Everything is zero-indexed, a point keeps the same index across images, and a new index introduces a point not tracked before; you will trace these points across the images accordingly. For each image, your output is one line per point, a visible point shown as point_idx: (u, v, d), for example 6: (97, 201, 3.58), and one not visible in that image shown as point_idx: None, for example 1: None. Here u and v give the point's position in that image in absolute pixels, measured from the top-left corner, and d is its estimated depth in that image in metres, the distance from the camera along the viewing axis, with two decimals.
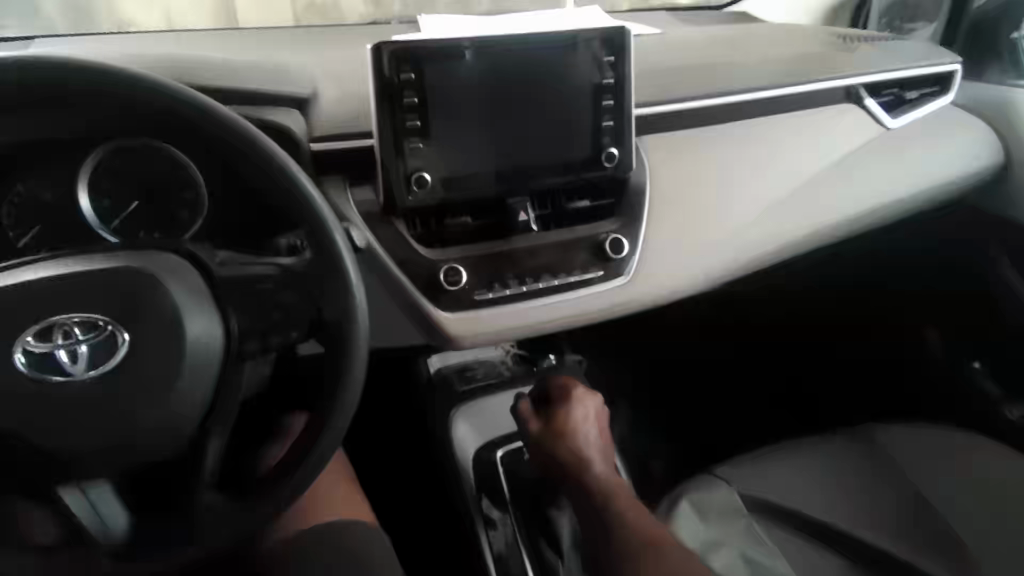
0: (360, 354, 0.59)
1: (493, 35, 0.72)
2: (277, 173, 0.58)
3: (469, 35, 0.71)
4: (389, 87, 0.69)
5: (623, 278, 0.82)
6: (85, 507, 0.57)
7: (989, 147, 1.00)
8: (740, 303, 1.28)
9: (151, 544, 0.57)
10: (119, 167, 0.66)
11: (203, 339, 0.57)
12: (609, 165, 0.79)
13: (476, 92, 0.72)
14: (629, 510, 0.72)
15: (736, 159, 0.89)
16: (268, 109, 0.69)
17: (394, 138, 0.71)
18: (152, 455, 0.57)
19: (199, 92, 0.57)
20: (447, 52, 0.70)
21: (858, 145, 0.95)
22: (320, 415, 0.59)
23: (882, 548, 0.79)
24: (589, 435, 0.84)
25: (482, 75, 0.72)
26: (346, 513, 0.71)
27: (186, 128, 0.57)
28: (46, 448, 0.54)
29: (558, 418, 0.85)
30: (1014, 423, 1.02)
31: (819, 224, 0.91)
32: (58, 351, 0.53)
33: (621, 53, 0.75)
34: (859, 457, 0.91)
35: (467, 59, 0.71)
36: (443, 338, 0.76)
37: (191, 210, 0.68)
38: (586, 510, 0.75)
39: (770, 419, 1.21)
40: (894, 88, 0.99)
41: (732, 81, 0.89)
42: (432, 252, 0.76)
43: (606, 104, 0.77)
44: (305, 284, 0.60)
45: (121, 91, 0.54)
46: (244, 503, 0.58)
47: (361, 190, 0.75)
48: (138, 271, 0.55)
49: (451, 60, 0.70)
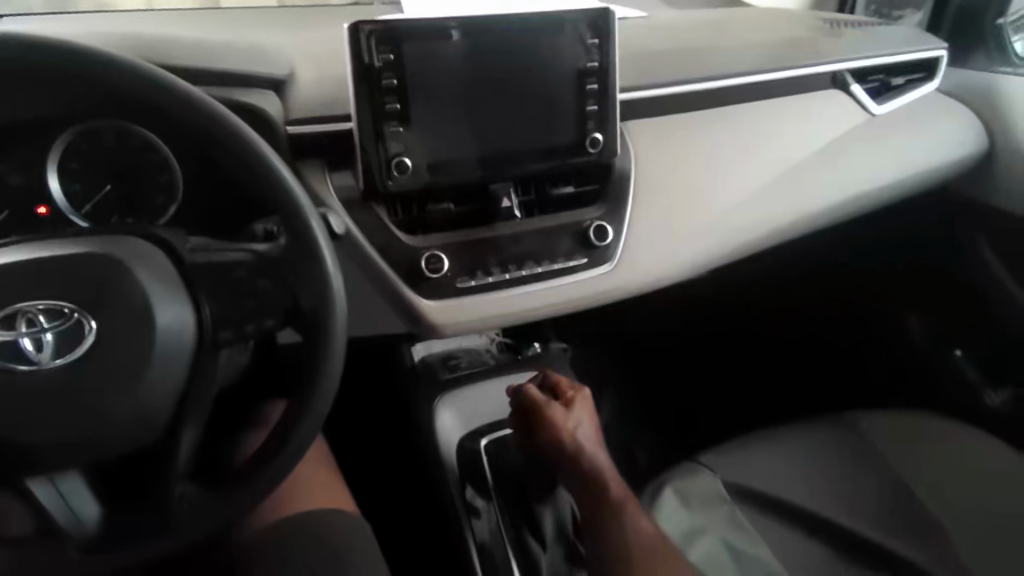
0: (338, 342, 0.58)
1: (478, 13, 0.70)
2: (253, 159, 0.56)
3: (454, 15, 0.69)
4: (368, 72, 0.68)
5: (608, 265, 0.81)
6: (54, 497, 0.55)
7: (973, 134, 1.00)
8: (741, 288, 1.25)
9: (123, 536, 0.57)
10: (88, 151, 0.64)
11: (174, 328, 0.54)
12: (593, 151, 0.78)
13: (459, 76, 0.71)
14: (629, 505, 0.76)
15: (724, 144, 0.88)
16: (239, 90, 0.67)
17: (373, 122, 0.69)
18: (123, 448, 0.55)
19: (167, 71, 0.55)
20: (433, 33, 0.69)
21: (843, 132, 0.94)
22: (299, 401, 0.58)
23: (861, 534, 0.81)
24: (584, 437, 0.83)
25: (464, 57, 0.70)
26: (323, 503, 0.71)
27: (153, 110, 0.55)
28: (11, 443, 0.52)
29: (557, 414, 0.83)
30: (994, 409, 1.05)
31: (804, 211, 0.91)
32: (23, 340, 0.51)
33: (606, 35, 0.75)
34: (843, 444, 0.91)
35: (454, 40, 0.70)
36: (426, 327, 0.76)
37: (166, 194, 0.67)
38: (583, 499, 0.79)
39: (753, 407, 1.23)
40: (880, 74, 0.98)
41: (716, 65, 0.88)
42: (414, 239, 0.75)
43: (590, 88, 0.76)
44: (280, 271, 0.58)
45: (85, 71, 0.52)
46: (220, 493, 0.57)
47: (341, 176, 0.73)
48: (106, 257, 0.53)
49: (436, 41, 0.69)
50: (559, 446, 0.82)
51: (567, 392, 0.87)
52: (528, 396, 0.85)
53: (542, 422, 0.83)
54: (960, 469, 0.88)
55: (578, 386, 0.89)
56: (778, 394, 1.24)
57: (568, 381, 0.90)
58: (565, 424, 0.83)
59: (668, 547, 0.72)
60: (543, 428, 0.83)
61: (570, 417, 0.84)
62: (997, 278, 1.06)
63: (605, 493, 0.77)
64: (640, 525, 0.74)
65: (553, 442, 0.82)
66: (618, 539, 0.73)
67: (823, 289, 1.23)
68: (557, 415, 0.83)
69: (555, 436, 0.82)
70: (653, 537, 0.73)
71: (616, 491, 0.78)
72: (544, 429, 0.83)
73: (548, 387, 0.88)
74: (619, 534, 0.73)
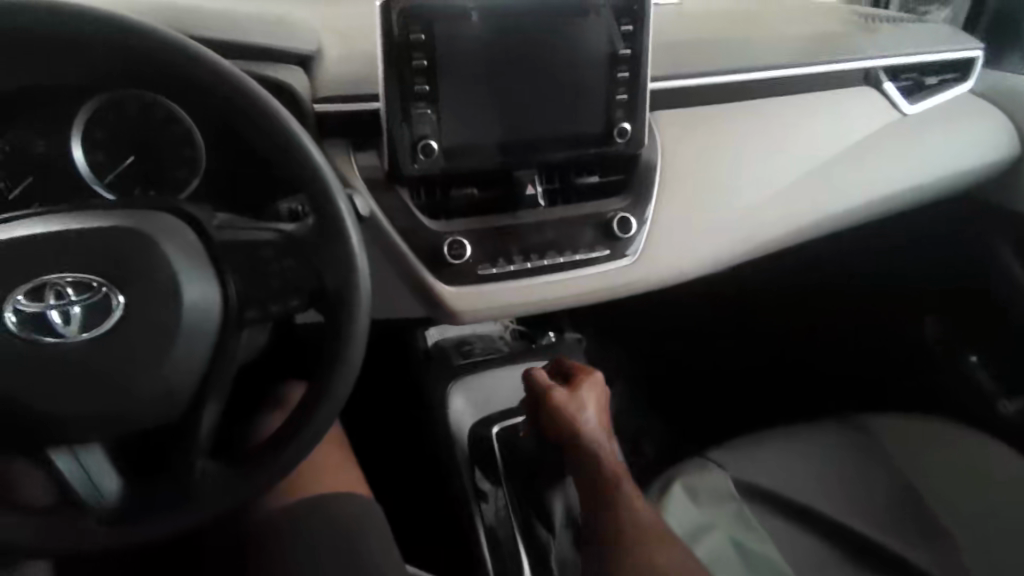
0: (361, 326, 0.58)
1: None
2: (282, 137, 0.55)
3: None
4: (397, 49, 0.67)
5: (629, 258, 0.80)
6: (74, 468, 0.55)
7: (1004, 138, 0.98)
8: (760, 287, 1.24)
9: (137, 508, 0.56)
10: (113, 121, 0.64)
11: (200, 305, 0.54)
12: (621, 141, 0.77)
13: (481, 56, 0.70)
14: (630, 492, 0.74)
15: (753, 137, 0.87)
16: (269, 66, 0.67)
17: (401, 103, 0.69)
18: (145, 424, 0.55)
19: (195, 42, 0.54)
20: (454, 11, 0.67)
21: (873, 130, 0.92)
22: (319, 383, 0.58)
23: (870, 537, 0.81)
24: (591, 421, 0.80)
25: (487, 39, 0.69)
26: (336, 488, 0.70)
27: (182, 82, 0.55)
28: (35, 415, 0.52)
29: (564, 398, 0.81)
30: (1009, 418, 1.03)
31: (829, 211, 0.89)
32: (51, 312, 0.51)
33: (639, 20, 0.73)
34: (854, 447, 0.92)
35: (472, 20, 0.68)
36: (445, 314, 0.75)
37: (188, 168, 0.66)
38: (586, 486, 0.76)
39: (762, 402, 1.23)
40: (914, 73, 0.96)
41: (742, 57, 0.87)
42: (437, 224, 0.75)
43: (621, 76, 0.74)
44: (304, 251, 0.58)
45: (113, 37, 0.51)
46: (239, 471, 0.57)
47: (366, 156, 0.72)
48: (134, 230, 0.53)
49: (459, 21, 0.68)
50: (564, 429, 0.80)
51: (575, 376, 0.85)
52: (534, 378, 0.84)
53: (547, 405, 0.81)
54: (966, 475, 0.88)
55: (586, 367, 0.87)
56: (788, 391, 1.24)
57: (583, 367, 0.87)
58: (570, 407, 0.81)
59: (664, 536, 0.70)
60: (549, 411, 0.81)
61: (576, 400, 0.81)
62: (1017, 287, 1.04)
63: (605, 477, 0.75)
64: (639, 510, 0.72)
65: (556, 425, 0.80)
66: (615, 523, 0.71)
67: (838, 289, 1.21)
68: (562, 397, 0.81)
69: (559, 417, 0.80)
70: (652, 523, 0.71)
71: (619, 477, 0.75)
72: (550, 412, 0.81)
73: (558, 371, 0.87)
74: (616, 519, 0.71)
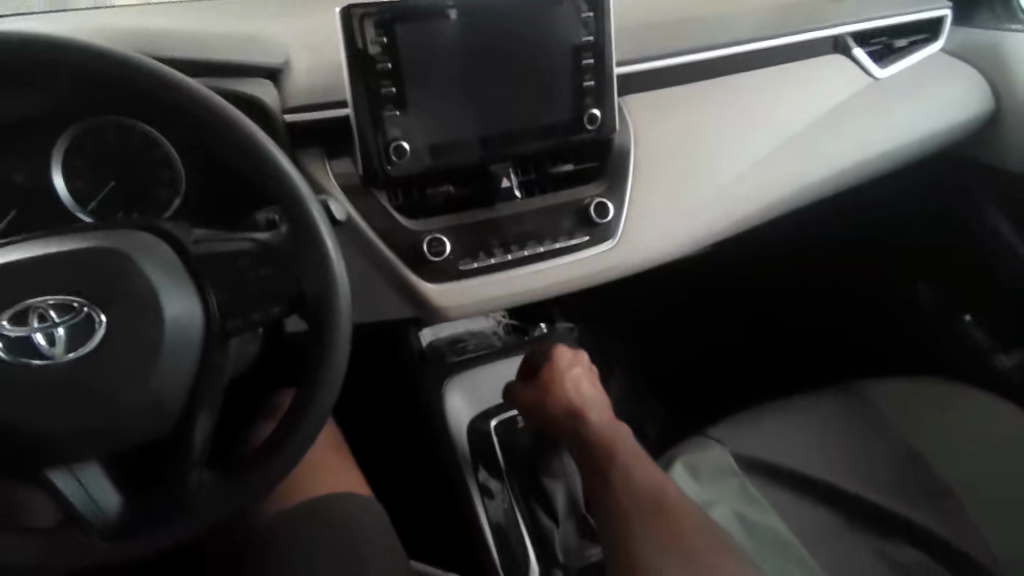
0: (342, 330, 0.59)
1: None
2: (251, 150, 0.56)
3: None
4: (361, 56, 0.68)
5: (610, 242, 0.81)
6: (75, 488, 0.56)
7: (978, 95, 0.98)
8: (750, 265, 1.25)
9: (137, 522, 0.57)
10: (91, 148, 0.65)
11: (182, 319, 0.55)
12: (591, 128, 0.78)
13: (459, 48, 0.71)
14: (632, 463, 0.75)
15: (725, 114, 0.87)
16: (235, 80, 0.68)
17: (370, 108, 0.70)
18: (139, 437, 0.56)
19: (158, 62, 0.55)
20: (432, 12, 0.69)
21: (846, 98, 0.92)
22: (306, 387, 0.59)
23: (871, 500, 0.82)
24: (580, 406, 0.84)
25: (465, 35, 0.71)
26: (336, 488, 0.72)
27: (149, 102, 0.56)
28: (31, 437, 0.53)
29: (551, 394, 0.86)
30: (1008, 372, 1.03)
31: (807, 181, 0.90)
32: (35, 335, 0.52)
33: (601, 9, 0.74)
34: (852, 413, 0.91)
35: (452, 18, 0.70)
36: (431, 311, 0.77)
37: (168, 188, 0.68)
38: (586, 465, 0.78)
39: (762, 378, 1.23)
40: (884, 37, 0.96)
41: (725, 31, 0.88)
42: (415, 223, 0.75)
43: (587, 63, 0.75)
44: (281, 259, 0.59)
45: (76, 60, 0.52)
46: (233, 478, 0.58)
47: (340, 163, 0.73)
48: (113, 250, 0.54)
49: (436, 19, 0.69)
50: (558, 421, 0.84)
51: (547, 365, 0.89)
52: (516, 388, 0.90)
53: (538, 407, 0.86)
54: (966, 432, 0.88)
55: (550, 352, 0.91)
56: (787, 365, 1.23)
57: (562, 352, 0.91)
58: (555, 395, 0.86)
59: (672, 504, 0.69)
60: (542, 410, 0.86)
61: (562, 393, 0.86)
62: (1005, 242, 1.04)
63: (605, 453, 0.77)
64: (643, 481, 0.72)
65: (549, 415, 0.85)
66: (620, 495, 0.71)
67: (829, 260, 1.21)
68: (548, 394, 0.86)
69: (549, 408, 0.85)
70: (658, 492, 0.70)
71: (616, 449, 0.77)
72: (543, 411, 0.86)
73: (531, 364, 0.91)
74: (621, 493, 0.71)
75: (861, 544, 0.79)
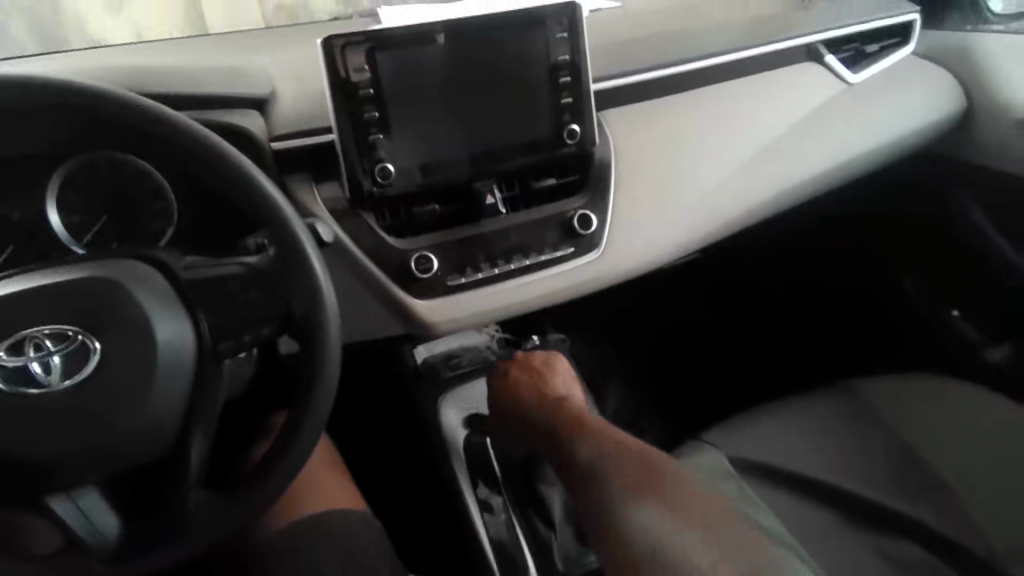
0: (333, 349, 0.60)
1: (465, 21, 0.73)
2: (237, 178, 0.58)
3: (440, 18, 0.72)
4: (344, 84, 0.70)
5: (594, 253, 0.83)
6: (76, 514, 0.57)
7: (951, 95, 1.00)
8: (735, 276, 1.29)
9: (137, 545, 0.58)
10: (84, 182, 0.68)
11: (174, 343, 0.57)
12: (572, 142, 0.80)
13: (443, 72, 0.73)
14: (617, 440, 0.73)
15: (703, 124, 0.89)
16: (220, 111, 0.70)
17: (354, 132, 0.72)
18: (138, 459, 0.58)
19: (145, 97, 0.57)
20: (416, 37, 0.71)
21: (821, 102, 0.94)
22: (298, 407, 0.60)
23: (867, 498, 0.82)
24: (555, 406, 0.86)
25: (449, 60, 0.73)
26: (336, 504, 0.72)
27: (139, 137, 0.58)
28: (29, 464, 0.55)
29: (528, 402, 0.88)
30: (995, 365, 1.04)
31: (785, 184, 0.91)
32: (31, 364, 0.53)
33: (575, 28, 0.76)
34: (842, 410, 0.92)
35: (439, 41, 0.72)
36: (420, 326, 0.78)
37: (162, 219, 0.70)
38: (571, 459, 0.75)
39: (757, 377, 1.24)
40: (854, 43, 0.98)
41: (711, 41, 0.91)
42: (403, 242, 0.77)
43: (563, 81, 0.78)
44: (269, 282, 0.60)
45: (80, 100, 0.54)
46: (230, 497, 0.59)
47: (328, 187, 0.76)
48: (108, 279, 0.56)
49: (421, 45, 0.72)
50: (542, 427, 0.83)
51: (502, 377, 0.95)
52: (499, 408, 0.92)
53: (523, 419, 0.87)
54: (957, 425, 0.88)
55: (502, 364, 0.97)
56: (779, 364, 1.24)
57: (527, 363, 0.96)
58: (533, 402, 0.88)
59: (652, 464, 0.67)
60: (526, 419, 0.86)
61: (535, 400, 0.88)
62: (986, 236, 1.05)
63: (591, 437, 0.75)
64: (632, 451, 0.70)
65: (531, 418, 0.86)
66: (612, 468, 0.68)
67: (816, 257, 1.23)
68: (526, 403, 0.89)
69: (529, 411, 0.87)
70: (649, 458, 0.69)
71: (601, 433, 0.76)
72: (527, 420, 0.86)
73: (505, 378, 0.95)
74: (613, 469, 0.68)
75: (859, 542, 0.79)
